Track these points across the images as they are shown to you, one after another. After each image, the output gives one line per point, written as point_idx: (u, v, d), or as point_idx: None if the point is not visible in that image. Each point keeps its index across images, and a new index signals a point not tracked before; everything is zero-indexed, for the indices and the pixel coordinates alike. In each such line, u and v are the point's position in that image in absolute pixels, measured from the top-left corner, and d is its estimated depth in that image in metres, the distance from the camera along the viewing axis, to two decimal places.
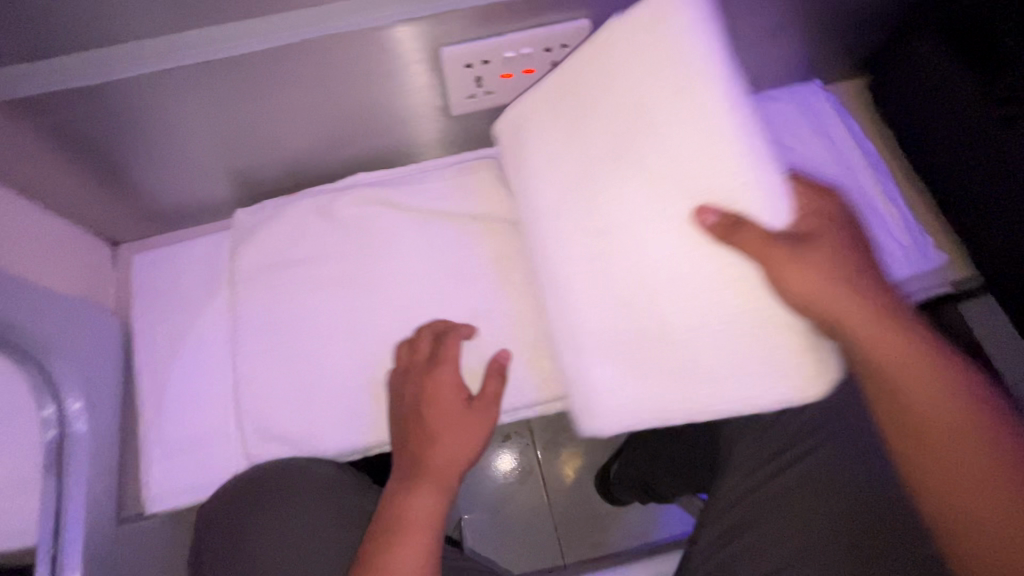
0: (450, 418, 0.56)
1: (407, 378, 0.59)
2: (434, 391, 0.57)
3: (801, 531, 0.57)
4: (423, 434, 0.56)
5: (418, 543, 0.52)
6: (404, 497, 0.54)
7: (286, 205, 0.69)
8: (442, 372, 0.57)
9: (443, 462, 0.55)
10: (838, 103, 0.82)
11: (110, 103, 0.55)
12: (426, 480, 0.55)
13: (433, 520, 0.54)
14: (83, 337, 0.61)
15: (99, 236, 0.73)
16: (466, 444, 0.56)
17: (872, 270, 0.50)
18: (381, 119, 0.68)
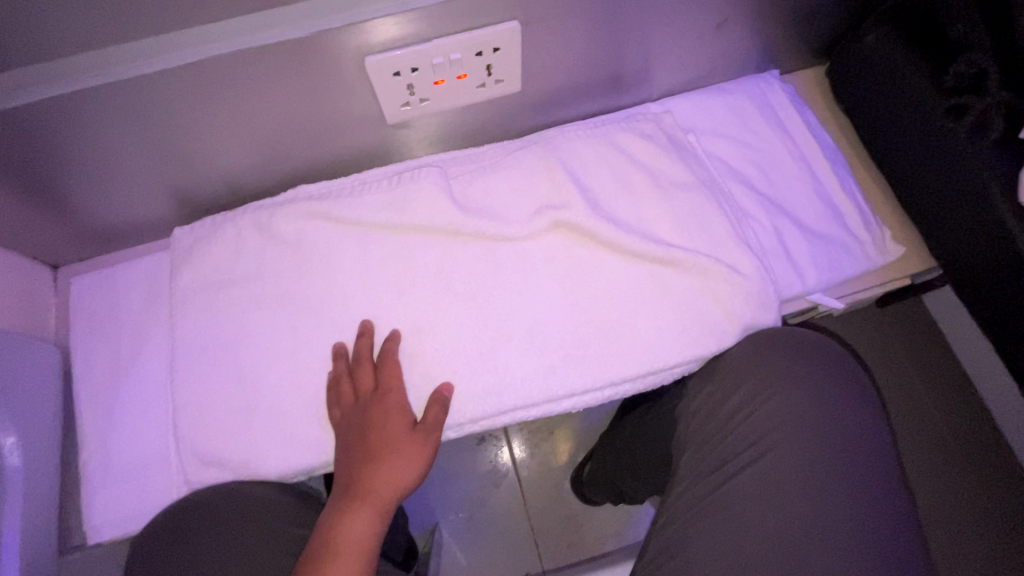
0: (395, 442, 0.57)
1: (354, 403, 0.59)
2: (379, 412, 0.58)
3: (745, 542, 0.54)
4: (365, 458, 0.57)
5: (353, 565, 0.52)
6: (340, 522, 0.54)
7: (224, 222, 0.68)
8: (388, 395, 0.60)
9: (383, 486, 0.56)
10: (795, 94, 0.81)
11: (23, 129, 0.53)
12: (362, 503, 0.55)
13: (370, 543, 0.54)
14: (19, 367, 0.60)
15: (37, 261, 0.72)
16: (407, 467, 0.57)
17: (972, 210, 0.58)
18: (318, 132, 0.67)
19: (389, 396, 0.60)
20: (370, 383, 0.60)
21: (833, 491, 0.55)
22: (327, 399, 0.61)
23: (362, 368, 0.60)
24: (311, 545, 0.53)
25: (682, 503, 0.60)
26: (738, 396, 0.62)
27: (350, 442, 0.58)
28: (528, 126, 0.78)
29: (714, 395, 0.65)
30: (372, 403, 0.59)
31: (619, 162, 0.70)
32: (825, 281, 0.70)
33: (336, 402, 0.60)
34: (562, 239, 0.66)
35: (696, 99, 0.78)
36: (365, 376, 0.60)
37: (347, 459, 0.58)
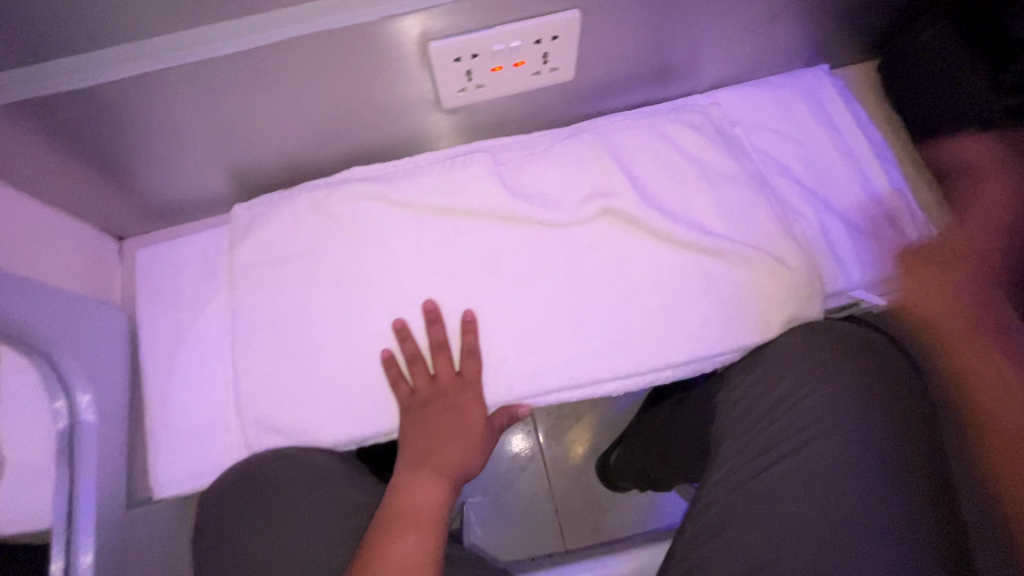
0: (467, 429, 0.62)
1: (430, 387, 0.63)
2: (459, 401, 0.63)
3: (782, 528, 0.56)
4: (436, 440, 0.62)
5: (425, 534, 0.56)
6: (411, 495, 0.58)
7: (283, 200, 0.70)
8: (467, 386, 0.63)
9: (452, 467, 0.61)
10: (845, 88, 0.80)
11: (103, 105, 0.56)
12: (432, 481, 0.59)
13: (439, 519, 0.58)
14: (93, 330, 0.64)
15: (104, 232, 0.75)
16: (475, 453, 0.62)
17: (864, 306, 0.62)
18: (375, 116, 0.69)
19: (466, 386, 0.63)
20: (447, 370, 0.63)
21: (879, 484, 0.56)
22: (393, 377, 0.63)
23: (438, 355, 0.63)
24: (384, 515, 0.57)
25: (719, 488, 0.62)
26: (781, 386, 0.63)
27: (427, 422, 0.62)
28: (577, 115, 0.78)
29: (756, 385, 0.66)
30: (449, 389, 0.63)
31: (668, 153, 0.70)
32: (869, 277, 0.70)
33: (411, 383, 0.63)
34: (610, 227, 0.66)
35: (744, 92, 0.79)
36: (442, 362, 0.63)
37: (416, 439, 0.62)
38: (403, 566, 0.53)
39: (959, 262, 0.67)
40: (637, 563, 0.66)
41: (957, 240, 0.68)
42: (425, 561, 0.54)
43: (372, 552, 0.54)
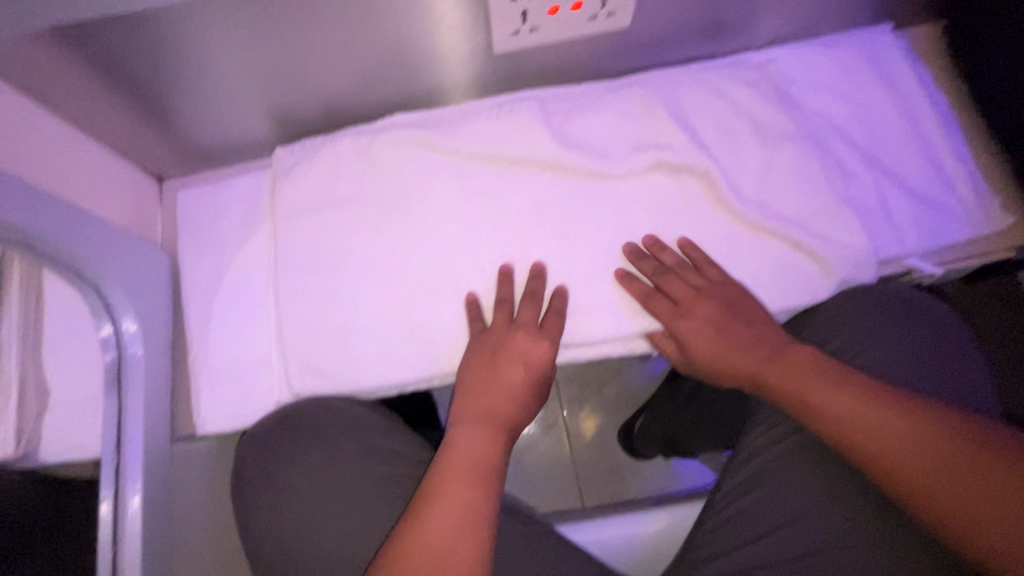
0: (527, 386, 0.59)
1: (510, 330, 0.61)
2: (528, 354, 0.60)
3: (817, 485, 0.56)
4: (492, 386, 0.58)
5: (491, 488, 0.51)
6: (467, 441, 0.54)
7: (324, 144, 0.69)
8: (539, 342, 0.60)
9: (510, 416, 0.57)
10: (909, 50, 0.77)
11: (146, 37, 0.54)
12: (488, 427, 0.56)
13: (496, 468, 0.53)
14: (136, 267, 0.64)
15: (145, 172, 0.75)
16: (525, 408, 0.59)
17: (701, 323, 0.60)
18: (421, 60, 0.66)
19: (539, 343, 0.60)
20: (530, 319, 0.61)
21: None
22: (479, 322, 0.63)
23: (526, 302, 0.62)
24: (440, 461, 0.53)
25: (760, 442, 0.60)
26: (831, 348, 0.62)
27: (496, 375, 0.59)
28: (626, 68, 0.76)
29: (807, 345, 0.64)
30: (526, 338, 0.60)
31: (723, 109, 0.68)
32: (925, 245, 0.68)
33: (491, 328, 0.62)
34: (660, 180, 0.65)
35: (802, 50, 0.75)
36: (528, 311, 0.62)
37: (480, 384, 0.59)
38: (460, 511, 0.49)
39: (690, 316, 0.60)
40: (671, 520, 0.65)
41: (671, 290, 0.62)
42: (483, 509, 0.49)
43: (429, 496, 0.50)
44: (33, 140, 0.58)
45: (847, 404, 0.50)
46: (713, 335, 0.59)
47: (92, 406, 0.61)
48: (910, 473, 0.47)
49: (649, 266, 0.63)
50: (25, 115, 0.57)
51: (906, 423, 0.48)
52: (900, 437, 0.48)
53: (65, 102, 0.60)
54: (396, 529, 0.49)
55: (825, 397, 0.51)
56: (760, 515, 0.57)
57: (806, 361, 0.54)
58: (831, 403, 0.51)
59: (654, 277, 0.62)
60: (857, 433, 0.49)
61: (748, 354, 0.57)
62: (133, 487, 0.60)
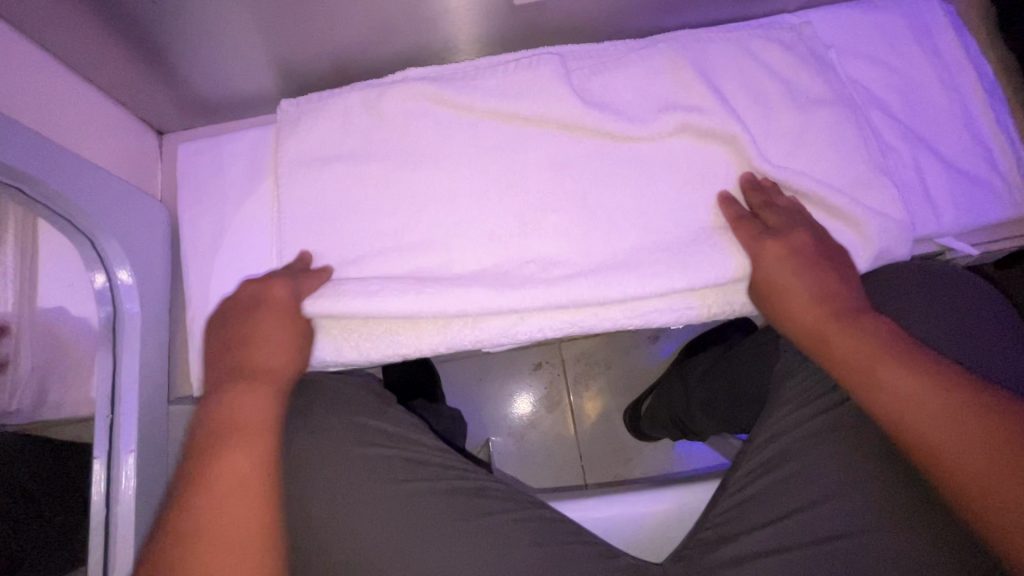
0: (283, 331, 0.55)
1: (263, 282, 0.57)
2: (271, 301, 0.56)
3: (840, 469, 0.53)
4: (247, 344, 0.54)
5: (250, 445, 0.48)
6: (223, 409, 0.50)
7: (331, 98, 0.65)
8: (282, 286, 0.56)
9: (273, 369, 0.53)
10: (955, 17, 0.72)
11: None
12: (249, 386, 0.51)
13: (265, 428, 0.49)
14: (134, 222, 0.61)
15: (144, 124, 0.72)
16: (295, 354, 0.55)
17: (801, 252, 0.56)
18: (433, 11, 0.61)
19: (275, 287, 0.56)
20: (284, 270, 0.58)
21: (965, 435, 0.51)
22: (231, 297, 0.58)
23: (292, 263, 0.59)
24: (194, 443, 0.48)
25: (784, 423, 0.58)
26: None
27: (241, 330, 0.55)
28: (651, 28, 0.71)
29: None
30: (269, 288, 0.56)
31: (753, 72, 0.64)
32: (961, 225, 0.65)
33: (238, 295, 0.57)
34: (684, 144, 0.62)
35: (841, 13, 0.70)
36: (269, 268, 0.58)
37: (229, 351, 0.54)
38: (231, 485, 0.45)
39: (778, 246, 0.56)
40: (685, 499, 0.63)
41: (768, 218, 0.58)
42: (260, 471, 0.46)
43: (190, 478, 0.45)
44: (27, 81, 0.55)
45: (911, 387, 0.46)
46: (795, 271, 0.55)
47: (87, 365, 0.59)
48: (959, 461, 0.43)
49: (755, 200, 0.60)
50: (21, 55, 0.54)
51: (972, 412, 0.44)
52: (956, 422, 0.44)
53: (58, 45, 0.57)
54: (158, 520, 0.44)
55: (889, 374, 0.47)
56: (779, 499, 0.54)
57: (878, 331, 0.50)
58: (894, 376, 0.47)
59: (757, 206, 0.59)
60: (912, 409, 0.46)
61: (823, 306, 0.53)
62: (127, 447, 0.59)
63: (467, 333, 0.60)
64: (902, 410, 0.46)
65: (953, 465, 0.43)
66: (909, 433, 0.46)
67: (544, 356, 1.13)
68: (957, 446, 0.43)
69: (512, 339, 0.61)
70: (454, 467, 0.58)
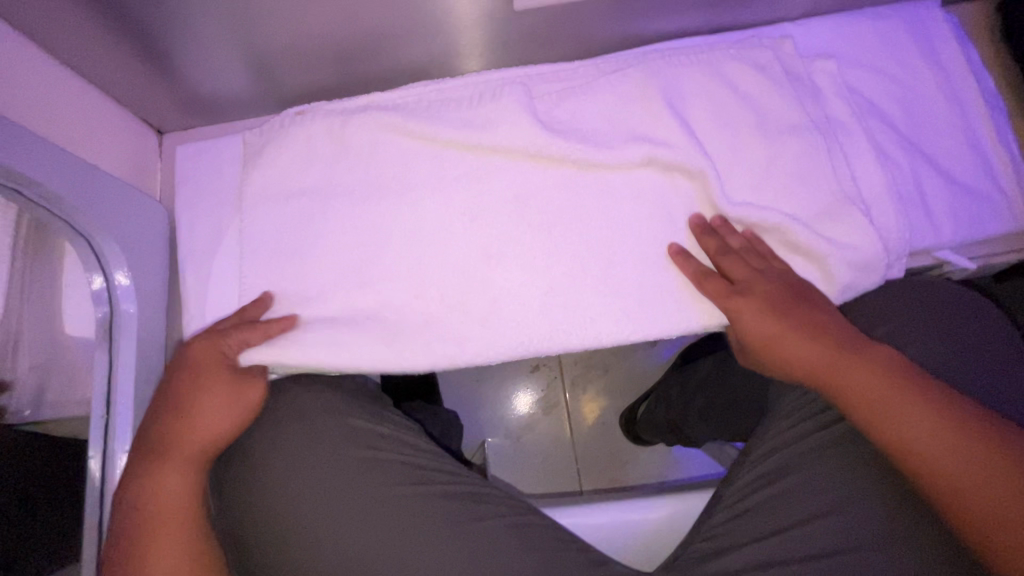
0: (202, 397, 0.55)
1: (193, 343, 0.57)
2: (194, 365, 0.56)
3: (838, 481, 0.54)
4: (170, 423, 0.54)
5: (174, 538, 0.51)
6: (145, 497, 0.51)
7: (292, 124, 0.65)
8: (206, 346, 0.56)
9: (193, 450, 0.54)
10: (958, 27, 0.71)
11: None
12: (171, 471, 0.52)
13: (190, 518, 0.52)
14: (134, 222, 0.62)
15: (143, 123, 0.72)
16: (217, 423, 0.55)
17: (773, 300, 0.56)
18: (433, 17, 0.61)
19: (202, 348, 0.56)
20: (222, 329, 0.58)
21: None
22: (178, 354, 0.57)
23: (234, 319, 0.59)
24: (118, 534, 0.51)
25: (780, 438, 0.59)
26: None
27: (165, 397, 0.55)
28: (651, 35, 0.71)
29: None
30: (196, 352, 0.56)
31: (720, 99, 0.64)
32: (959, 238, 0.65)
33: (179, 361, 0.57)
34: (652, 177, 0.62)
35: (842, 22, 0.70)
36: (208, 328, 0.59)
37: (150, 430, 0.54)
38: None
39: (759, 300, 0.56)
40: (678, 509, 0.63)
41: (731, 270, 0.58)
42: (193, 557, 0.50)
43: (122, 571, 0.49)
44: (26, 81, 0.55)
45: (941, 439, 0.48)
46: (778, 321, 0.55)
47: (85, 364, 0.60)
48: (972, 502, 0.46)
49: (713, 243, 0.60)
50: (20, 55, 0.55)
51: (982, 452, 0.46)
52: (966, 464, 0.46)
53: (59, 45, 0.57)
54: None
55: (917, 423, 0.49)
56: (778, 511, 0.54)
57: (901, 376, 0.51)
58: (905, 417, 0.49)
59: (716, 254, 0.59)
60: (925, 451, 0.48)
61: (817, 347, 0.54)
62: (122, 447, 0.59)
63: (459, 342, 0.60)
64: (911, 452, 0.49)
65: (967, 505, 0.46)
66: (924, 472, 0.48)
67: (541, 359, 1.13)
68: (969, 485, 0.46)
69: (503, 353, 0.60)
70: (449, 471, 0.58)
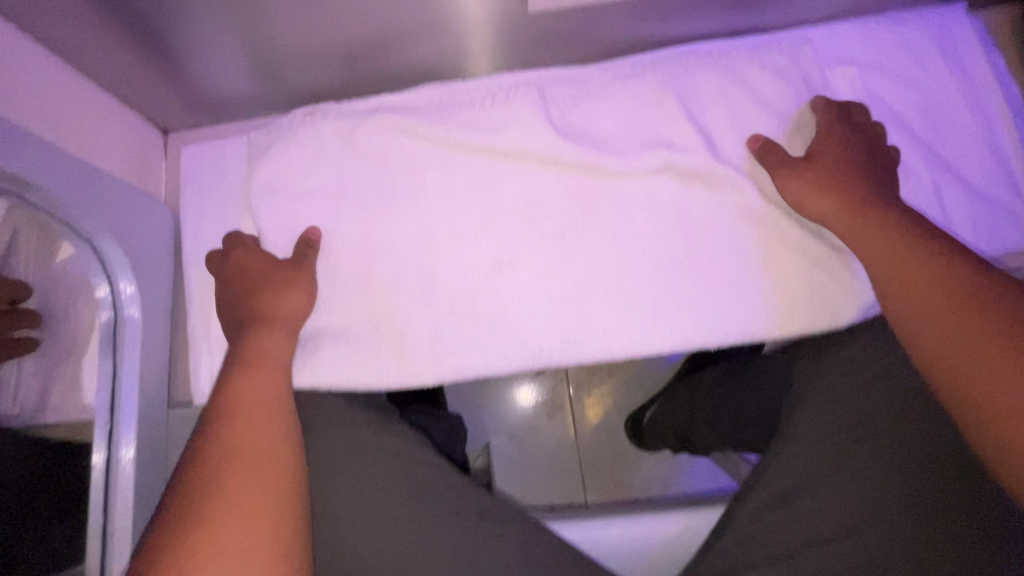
0: (272, 280, 0.58)
1: (234, 263, 0.60)
2: (246, 270, 0.59)
3: (848, 510, 0.53)
4: (271, 297, 0.57)
5: (269, 376, 0.53)
6: (255, 343, 0.54)
7: (302, 125, 0.64)
8: (250, 256, 0.60)
9: (292, 316, 0.57)
10: (985, 34, 0.69)
11: None
12: (277, 335, 0.55)
13: (287, 369, 0.54)
14: (138, 226, 0.61)
15: (148, 123, 0.71)
16: (297, 295, 0.58)
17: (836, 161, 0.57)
18: (445, 20, 0.59)
19: (246, 260, 0.60)
20: (246, 251, 0.61)
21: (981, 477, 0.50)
22: (221, 249, 0.62)
23: (247, 246, 0.61)
24: (219, 392, 0.51)
25: (796, 457, 0.56)
26: (874, 370, 0.58)
27: (235, 294, 0.58)
28: (667, 39, 0.69)
29: (845, 361, 0.61)
30: (243, 264, 0.60)
31: (743, 105, 0.63)
32: (981, 254, 0.63)
33: (242, 259, 0.60)
34: (668, 185, 0.61)
35: (864, 27, 0.68)
36: (230, 253, 0.61)
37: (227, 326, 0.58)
38: (258, 401, 0.50)
39: (810, 160, 0.58)
40: (686, 524, 0.62)
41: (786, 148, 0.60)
42: (285, 402, 0.52)
43: (203, 434, 0.47)
44: (29, 81, 0.54)
45: (951, 332, 0.43)
46: (821, 180, 0.56)
47: (89, 370, 0.59)
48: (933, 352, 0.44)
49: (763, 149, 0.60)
50: (25, 55, 0.53)
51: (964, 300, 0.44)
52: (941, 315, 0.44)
53: (63, 45, 0.56)
54: (181, 454, 0.47)
55: (910, 280, 0.47)
56: (786, 536, 0.53)
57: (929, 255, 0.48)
58: (897, 271, 0.48)
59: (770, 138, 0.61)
60: (902, 308, 0.47)
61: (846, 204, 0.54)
62: (125, 454, 0.59)
63: (469, 352, 0.59)
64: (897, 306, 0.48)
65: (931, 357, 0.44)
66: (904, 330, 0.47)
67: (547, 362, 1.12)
68: (941, 333, 0.44)
69: (513, 366, 0.59)
70: (454, 487, 0.57)
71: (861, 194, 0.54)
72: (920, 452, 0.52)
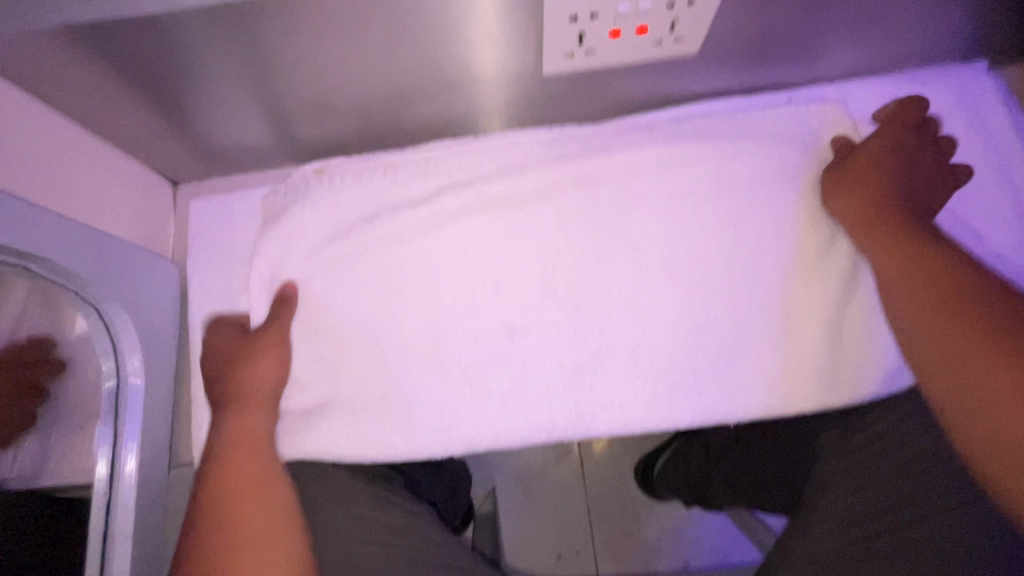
0: (243, 357, 0.58)
1: (211, 346, 0.62)
2: (220, 350, 0.61)
3: None
4: (240, 376, 0.57)
5: (247, 456, 0.54)
6: (233, 424, 0.56)
7: (314, 185, 0.63)
8: (224, 335, 0.62)
9: (261, 391, 0.57)
10: (1007, 94, 0.67)
11: (158, 42, 0.48)
12: (251, 413, 0.56)
13: (265, 444, 0.56)
14: (144, 287, 0.60)
15: (158, 175, 0.70)
16: (268, 368, 0.57)
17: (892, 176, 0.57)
18: (458, 82, 0.59)
19: (220, 343, 0.61)
20: (225, 329, 0.62)
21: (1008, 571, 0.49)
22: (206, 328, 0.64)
23: (226, 323, 0.63)
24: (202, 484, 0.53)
25: (825, 543, 0.53)
26: (898, 454, 0.56)
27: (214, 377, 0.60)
28: (682, 97, 0.68)
29: (870, 442, 0.58)
30: (219, 345, 0.61)
31: (762, 167, 0.61)
32: None
33: (218, 341, 0.62)
34: (683, 251, 0.59)
35: (884, 88, 0.67)
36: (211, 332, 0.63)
37: None
38: (236, 485, 0.52)
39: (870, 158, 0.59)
40: None
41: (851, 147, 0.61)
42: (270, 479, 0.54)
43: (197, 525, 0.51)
44: (42, 145, 0.54)
45: (958, 338, 0.45)
46: (880, 179, 0.57)
47: (89, 433, 0.58)
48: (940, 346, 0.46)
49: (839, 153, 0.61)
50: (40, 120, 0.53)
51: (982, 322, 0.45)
52: (955, 327, 0.46)
53: (76, 107, 0.56)
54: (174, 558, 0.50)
55: (934, 290, 0.49)
56: None
57: (935, 267, 0.50)
58: (923, 282, 0.50)
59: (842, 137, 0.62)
60: (916, 316, 0.49)
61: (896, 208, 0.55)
62: (124, 521, 0.57)
63: (478, 422, 0.57)
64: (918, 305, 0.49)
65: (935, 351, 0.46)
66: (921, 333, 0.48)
67: None
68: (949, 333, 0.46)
69: (523, 437, 0.57)
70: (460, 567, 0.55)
71: (882, 202, 0.56)
72: (945, 546, 0.50)
